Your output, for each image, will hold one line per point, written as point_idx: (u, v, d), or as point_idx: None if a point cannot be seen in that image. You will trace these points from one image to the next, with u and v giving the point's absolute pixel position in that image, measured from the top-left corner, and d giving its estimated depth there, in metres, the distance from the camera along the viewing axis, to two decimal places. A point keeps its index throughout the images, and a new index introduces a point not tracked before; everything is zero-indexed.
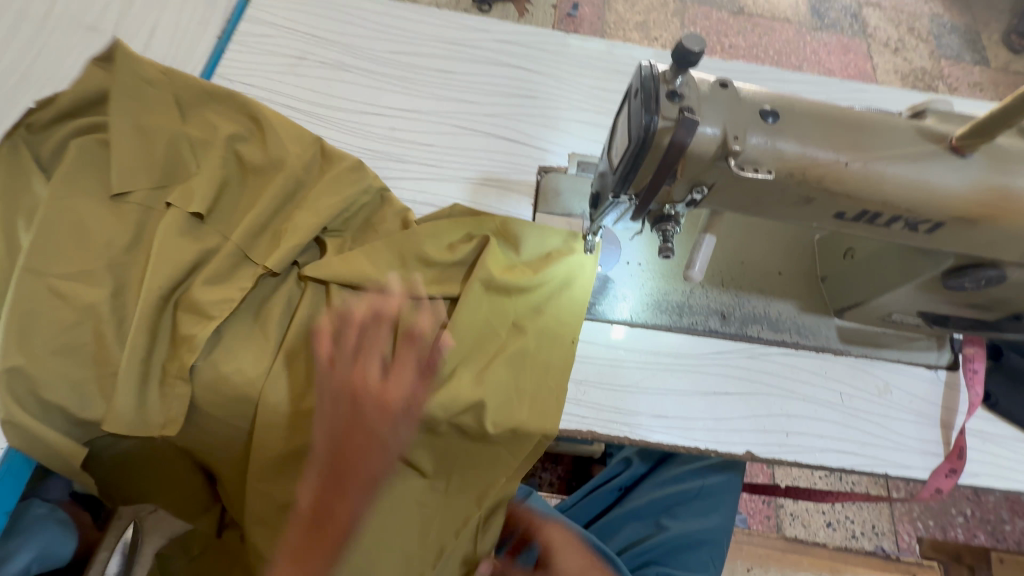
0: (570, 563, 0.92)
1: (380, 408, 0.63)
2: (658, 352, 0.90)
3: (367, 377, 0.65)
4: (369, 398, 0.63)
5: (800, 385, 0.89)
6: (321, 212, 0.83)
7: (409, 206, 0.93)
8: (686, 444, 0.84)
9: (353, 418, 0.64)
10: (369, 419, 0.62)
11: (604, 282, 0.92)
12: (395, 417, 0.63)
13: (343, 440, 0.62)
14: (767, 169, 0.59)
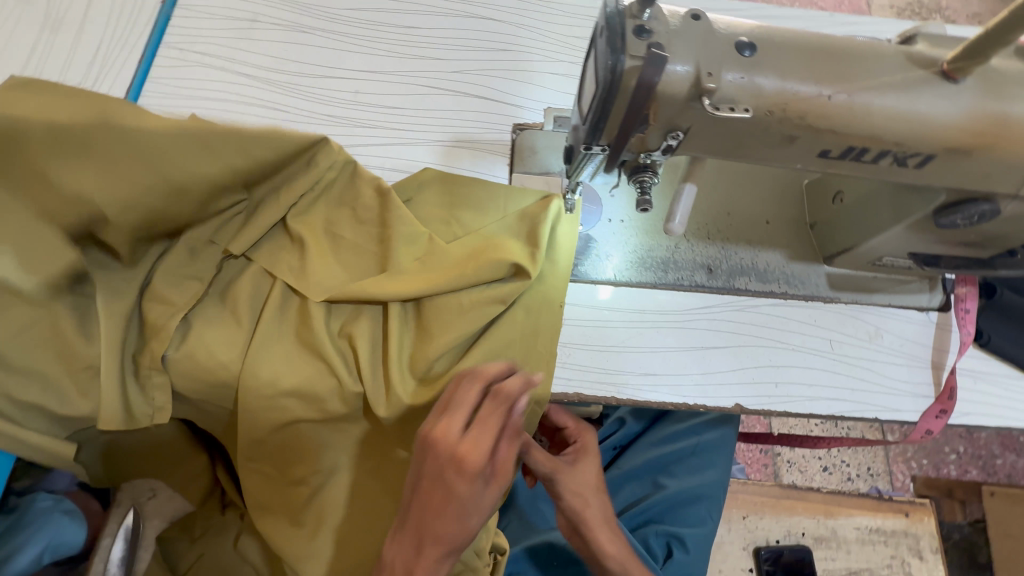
0: (595, 472, 0.84)
1: (456, 468, 0.61)
2: (644, 310, 0.88)
3: (447, 440, 0.62)
4: (441, 490, 0.62)
5: (791, 336, 0.88)
6: (285, 185, 0.79)
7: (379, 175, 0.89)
8: (674, 401, 0.83)
9: (433, 479, 0.63)
10: (442, 506, 0.63)
11: (587, 242, 0.89)
12: (471, 491, 0.62)
13: (422, 506, 0.64)
14: (745, 108, 0.55)
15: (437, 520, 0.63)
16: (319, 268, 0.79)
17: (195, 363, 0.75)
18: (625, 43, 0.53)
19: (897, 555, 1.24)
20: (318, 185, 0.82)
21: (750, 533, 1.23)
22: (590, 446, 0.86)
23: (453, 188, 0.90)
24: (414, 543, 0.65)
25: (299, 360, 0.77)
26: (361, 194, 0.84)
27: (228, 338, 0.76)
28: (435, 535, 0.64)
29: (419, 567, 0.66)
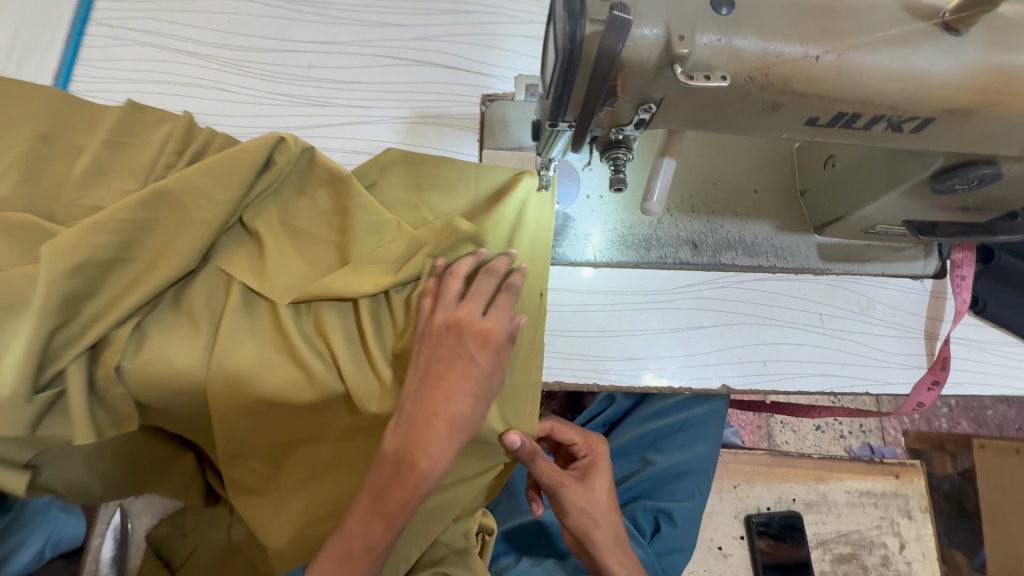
0: (604, 488, 0.82)
1: (485, 335, 0.64)
2: (626, 291, 0.84)
3: (473, 315, 0.65)
4: (466, 359, 0.62)
5: (780, 312, 0.84)
6: (236, 177, 0.73)
7: (338, 161, 0.83)
8: (659, 385, 0.80)
9: (452, 353, 0.63)
10: (465, 378, 0.62)
11: (564, 220, 0.84)
12: (494, 362, 0.64)
13: (441, 382, 0.61)
14: (723, 75, 0.49)
15: (459, 392, 0.61)
16: (279, 264, 0.75)
17: (153, 371, 0.71)
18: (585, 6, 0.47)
19: (886, 515, 1.25)
20: (273, 179, 0.77)
21: (741, 502, 1.23)
22: (598, 459, 0.84)
23: (419, 169, 0.84)
24: (425, 426, 0.60)
25: (264, 362, 0.74)
26: (321, 186, 0.80)
27: (187, 343, 0.72)
28: (453, 409, 0.60)
29: (426, 451, 0.60)
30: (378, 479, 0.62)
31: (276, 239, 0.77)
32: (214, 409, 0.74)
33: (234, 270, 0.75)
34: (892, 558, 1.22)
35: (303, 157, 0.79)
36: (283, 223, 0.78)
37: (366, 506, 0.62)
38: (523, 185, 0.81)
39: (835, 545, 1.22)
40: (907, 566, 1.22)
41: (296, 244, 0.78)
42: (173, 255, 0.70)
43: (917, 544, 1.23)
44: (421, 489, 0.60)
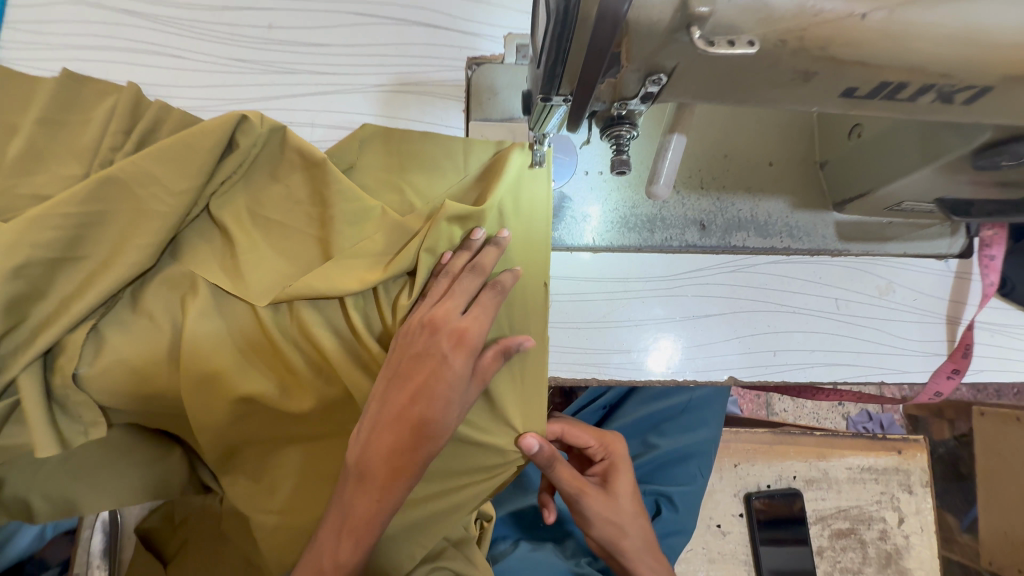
0: (626, 492, 0.83)
1: (459, 334, 0.60)
2: (628, 277, 0.78)
3: (448, 312, 0.61)
4: (438, 359, 0.59)
5: (794, 298, 0.78)
6: (192, 161, 0.65)
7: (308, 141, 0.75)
8: (662, 378, 0.76)
9: (423, 354, 0.59)
10: (436, 381, 0.58)
11: (560, 200, 0.77)
12: (471, 363, 0.60)
13: (409, 385, 0.59)
14: (750, 40, 0.40)
15: (428, 397, 0.58)
16: (250, 257, 0.68)
17: (118, 375, 0.66)
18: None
19: (887, 491, 1.24)
20: (238, 162, 0.69)
21: (741, 481, 1.22)
22: (620, 461, 0.85)
23: (400, 145, 0.76)
24: (389, 432, 0.58)
25: (239, 364, 0.68)
26: (290, 167, 0.72)
27: (151, 345, 0.66)
28: (421, 414, 0.58)
29: (393, 457, 0.58)
30: (344, 485, 0.60)
31: (245, 230, 0.70)
32: (190, 411, 0.70)
33: (199, 264, 0.68)
34: (891, 532, 1.22)
35: (275, 137, 0.71)
36: (251, 209, 0.71)
37: (334, 515, 0.61)
38: (515, 162, 0.73)
39: (834, 521, 1.22)
40: (905, 540, 1.22)
41: (267, 234, 0.71)
42: (127, 250, 0.63)
43: (916, 519, 1.23)
44: (386, 497, 0.59)
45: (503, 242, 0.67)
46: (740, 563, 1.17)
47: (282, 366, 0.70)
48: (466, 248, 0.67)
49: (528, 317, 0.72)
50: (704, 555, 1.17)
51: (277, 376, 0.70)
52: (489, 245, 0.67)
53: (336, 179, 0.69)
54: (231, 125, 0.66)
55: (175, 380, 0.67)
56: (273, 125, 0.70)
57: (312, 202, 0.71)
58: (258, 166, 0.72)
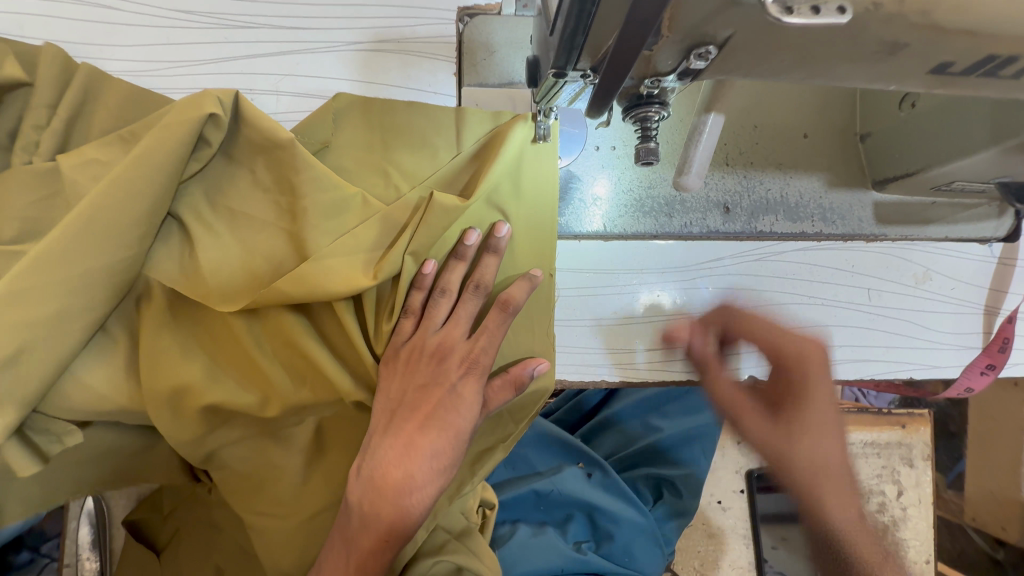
0: (821, 416, 0.59)
1: (468, 364, 0.61)
2: (641, 269, 0.71)
3: (450, 337, 0.61)
4: (445, 390, 0.60)
5: (825, 290, 0.72)
6: (145, 156, 0.56)
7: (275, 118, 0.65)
8: (674, 377, 0.70)
9: (430, 385, 0.60)
10: (445, 411, 0.60)
11: (567, 179, 0.68)
12: (478, 395, 0.61)
13: (416, 415, 0.60)
14: (840, 6, 0.30)
15: (437, 427, 0.59)
16: (212, 255, 0.61)
17: (84, 390, 0.60)
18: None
19: (888, 464, 1.23)
20: (207, 159, 0.61)
21: (743, 458, 1.20)
22: (806, 399, 0.60)
23: (381, 117, 0.65)
24: (396, 466, 0.59)
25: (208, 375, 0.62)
26: (257, 154, 0.62)
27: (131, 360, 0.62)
28: (429, 446, 0.59)
29: (400, 489, 0.58)
30: (348, 520, 0.60)
31: (216, 233, 0.62)
32: (160, 425, 0.64)
33: (170, 275, 0.62)
34: (889, 504, 1.22)
35: (247, 126, 0.62)
36: (216, 202, 0.63)
37: (338, 548, 0.61)
38: (517, 137, 0.63)
39: None
40: (903, 511, 1.23)
41: (232, 230, 0.63)
42: (71, 252, 0.55)
43: (914, 491, 1.23)
44: (393, 537, 0.59)
45: (502, 247, 0.61)
46: (739, 537, 1.18)
47: (261, 377, 0.63)
48: (459, 258, 0.61)
49: (531, 317, 0.65)
50: (704, 531, 1.18)
51: (257, 389, 0.63)
52: (488, 252, 0.62)
53: (314, 167, 0.60)
54: (196, 125, 0.57)
55: (147, 395, 0.62)
56: (245, 111, 0.60)
57: (284, 188, 0.62)
58: (225, 158, 0.63)
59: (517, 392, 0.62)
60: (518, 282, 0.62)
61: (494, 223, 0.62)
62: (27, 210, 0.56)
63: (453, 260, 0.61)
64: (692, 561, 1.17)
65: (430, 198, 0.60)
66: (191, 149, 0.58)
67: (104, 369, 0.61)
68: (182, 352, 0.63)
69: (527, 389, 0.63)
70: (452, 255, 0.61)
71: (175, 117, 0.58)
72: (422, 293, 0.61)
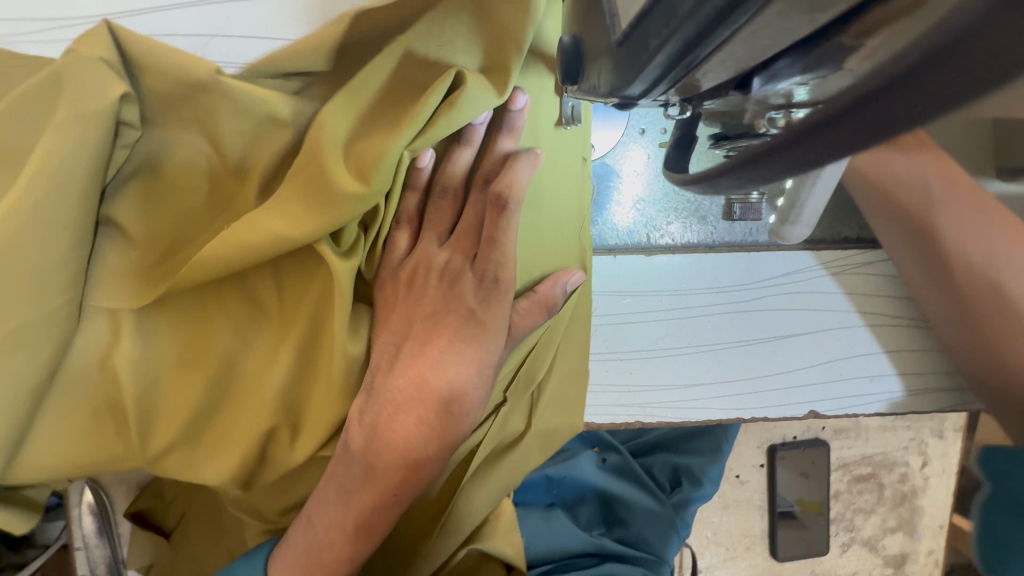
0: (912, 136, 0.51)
1: (486, 282, 0.50)
2: (689, 290, 0.58)
3: (458, 255, 0.52)
4: (463, 318, 0.50)
5: (894, 302, 0.62)
6: (57, 153, 0.43)
7: (183, 64, 0.48)
8: (723, 416, 0.59)
9: (439, 306, 0.51)
10: (464, 344, 0.49)
11: (601, 176, 0.58)
12: (504, 318, 0.50)
13: (429, 349, 0.50)
14: None
15: (458, 361, 0.49)
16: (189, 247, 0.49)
17: (50, 450, 0.49)
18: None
19: (916, 437, 1.17)
20: (135, 149, 0.49)
21: (766, 433, 1.15)
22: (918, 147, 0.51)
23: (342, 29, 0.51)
24: (408, 412, 0.49)
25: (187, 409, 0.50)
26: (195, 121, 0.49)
27: (102, 408, 0.50)
28: (449, 383, 0.49)
29: (415, 433, 0.49)
30: (345, 470, 0.49)
31: (181, 243, 0.49)
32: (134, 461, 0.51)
33: (121, 289, 0.48)
34: (911, 475, 1.18)
35: (174, 86, 0.48)
36: (155, 193, 0.49)
37: (329, 501, 0.50)
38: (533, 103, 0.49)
39: (856, 467, 1.17)
40: (924, 481, 1.19)
41: (188, 226, 0.49)
42: None
43: (939, 462, 1.18)
44: (404, 490, 0.50)
45: (518, 125, 0.49)
46: (754, 508, 1.16)
47: (260, 404, 0.49)
48: (464, 141, 0.49)
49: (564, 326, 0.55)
50: (719, 503, 1.16)
51: (248, 428, 0.50)
52: (501, 133, 0.50)
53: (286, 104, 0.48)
54: (111, 114, 0.45)
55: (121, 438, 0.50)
56: (148, 67, 0.48)
57: (252, 177, 0.49)
58: (155, 150, 0.49)
59: (546, 315, 0.52)
60: (515, 161, 0.49)
61: (512, 93, 0.48)
62: None
63: (459, 143, 0.49)
64: (705, 529, 1.16)
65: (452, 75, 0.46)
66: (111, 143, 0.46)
67: (62, 420, 0.49)
68: (160, 389, 0.50)
69: (557, 310, 0.52)
70: (456, 139, 0.49)
71: (71, 109, 0.44)
72: (417, 195, 0.51)
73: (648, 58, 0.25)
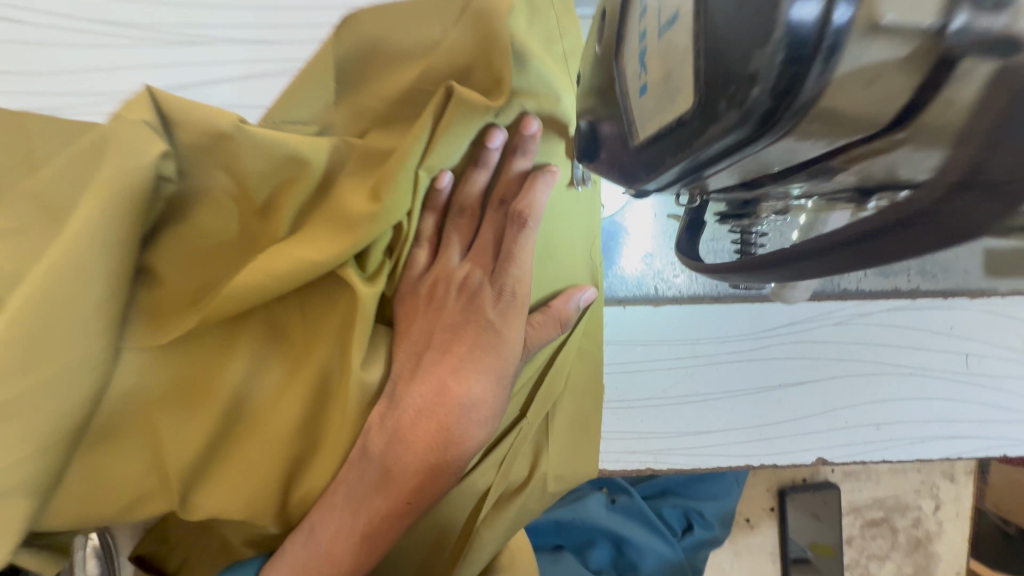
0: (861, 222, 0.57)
1: (504, 295, 0.51)
2: (697, 339, 0.60)
3: (476, 270, 0.53)
4: (482, 328, 0.51)
5: (893, 352, 0.60)
6: (105, 206, 0.45)
7: (217, 112, 0.48)
8: (731, 462, 0.60)
9: (456, 322, 0.52)
10: (483, 353, 0.50)
11: (610, 234, 0.61)
12: (520, 331, 0.51)
13: (449, 354, 0.51)
14: None
15: (477, 370, 0.50)
16: (211, 273, 0.50)
17: (82, 492, 0.49)
18: (863, 55, 0.19)
19: (927, 479, 1.16)
20: (173, 199, 0.50)
21: (775, 476, 1.14)
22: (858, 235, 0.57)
23: (364, 91, 0.53)
24: (428, 418, 0.49)
25: (208, 437, 0.49)
26: (222, 166, 0.49)
27: (125, 457, 0.50)
28: (469, 392, 0.49)
29: (436, 437, 0.48)
30: (360, 473, 0.48)
31: (213, 283, 0.50)
32: (158, 498, 0.50)
33: (154, 325, 0.50)
34: (925, 519, 1.16)
35: (203, 137, 0.48)
36: (186, 232, 0.50)
37: (338, 509, 0.49)
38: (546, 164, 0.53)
39: (868, 511, 1.15)
40: (938, 525, 1.17)
41: (213, 254, 0.50)
42: (22, 358, 0.43)
43: (952, 505, 1.16)
44: (418, 497, 0.48)
45: (532, 148, 0.50)
46: (767, 554, 1.14)
47: (280, 430, 0.49)
48: (481, 163, 0.50)
49: (577, 366, 0.58)
50: (730, 549, 1.14)
51: (270, 457, 0.49)
52: (515, 156, 0.51)
53: (304, 151, 0.48)
54: (152, 169, 0.46)
55: (146, 476, 0.50)
56: (181, 117, 0.48)
57: (275, 212, 0.50)
58: (190, 199, 0.50)
59: (560, 330, 0.53)
60: (533, 182, 0.50)
61: (522, 115, 0.49)
62: None
63: (474, 167, 0.51)
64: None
65: (450, 92, 0.46)
66: (151, 193, 0.47)
67: (90, 474, 0.49)
68: (180, 432, 0.50)
69: (571, 326, 0.54)
70: (473, 162, 0.50)
71: (113, 165, 0.45)
72: (435, 215, 0.53)
73: (665, 168, 0.27)
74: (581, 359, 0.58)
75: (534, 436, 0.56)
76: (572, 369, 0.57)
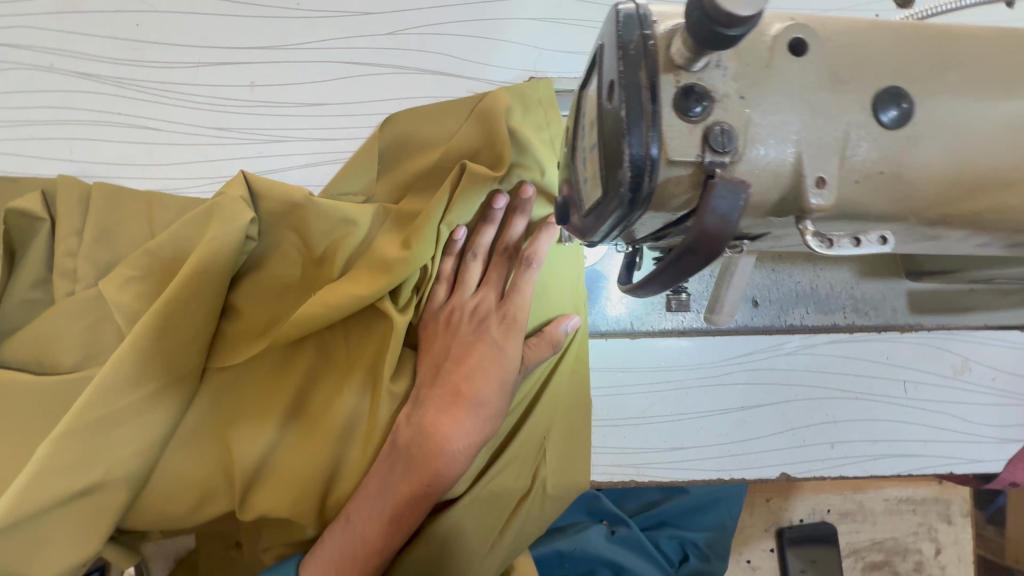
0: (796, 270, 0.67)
1: (507, 319, 0.63)
2: (669, 367, 0.70)
3: (484, 301, 0.65)
4: (487, 345, 0.62)
5: (840, 378, 0.70)
6: (205, 259, 0.59)
7: (291, 188, 0.63)
8: (704, 473, 0.70)
9: (466, 342, 0.62)
10: (490, 364, 0.61)
11: (594, 279, 0.71)
12: (518, 351, 0.62)
13: (462, 365, 0.61)
14: (882, 235, 0.34)
15: (485, 377, 0.61)
16: (278, 309, 0.64)
17: (164, 490, 0.61)
18: (668, 174, 0.31)
19: (924, 522, 1.19)
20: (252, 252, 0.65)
21: (773, 516, 1.17)
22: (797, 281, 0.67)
23: (399, 170, 0.69)
24: (447, 415, 0.59)
25: (266, 442, 0.61)
26: (291, 228, 0.65)
27: (199, 460, 0.62)
28: (478, 393, 0.60)
29: (453, 433, 0.58)
30: (391, 464, 0.59)
31: (279, 316, 0.64)
32: (223, 495, 0.62)
33: (231, 352, 0.63)
34: (926, 563, 1.18)
35: (277, 206, 0.64)
36: (262, 278, 0.65)
37: (370, 494, 0.59)
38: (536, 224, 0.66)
39: (868, 553, 1.18)
40: (941, 570, 1.19)
41: (282, 294, 0.65)
42: (134, 375, 0.56)
43: (952, 549, 1.19)
44: (437, 481, 0.58)
45: (528, 208, 0.63)
46: None
47: (326, 434, 0.61)
48: (487, 219, 0.64)
49: (570, 390, 0.68)
50: None
51: (316, 458, 0.61)
52: (516, 214, 0.64)
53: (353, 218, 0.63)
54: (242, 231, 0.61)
55: (213, 476, 0.61)
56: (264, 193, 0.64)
57: (329, 261, 0.64)
58: (265, 253, 0.65)
59: (552, 351, 0.64)
60: (538, 233, 0.62)
61: (520, 183, 0.64)
62: (82, 339, 0.61)
63: (483, 223, 0.64)
64: None
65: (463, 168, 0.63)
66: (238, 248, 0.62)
67: (170, 474, 0.61)
68: (243, 438, 0.61)
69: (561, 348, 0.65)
70: (482, 219, 0.64)
71: (214, 230, 0.60)
72: (452, 259, 0.66)
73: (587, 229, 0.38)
74: (573, 377, 0.68)
75: (533, 448, 0.67)
76: (565, 388, 0.68)
